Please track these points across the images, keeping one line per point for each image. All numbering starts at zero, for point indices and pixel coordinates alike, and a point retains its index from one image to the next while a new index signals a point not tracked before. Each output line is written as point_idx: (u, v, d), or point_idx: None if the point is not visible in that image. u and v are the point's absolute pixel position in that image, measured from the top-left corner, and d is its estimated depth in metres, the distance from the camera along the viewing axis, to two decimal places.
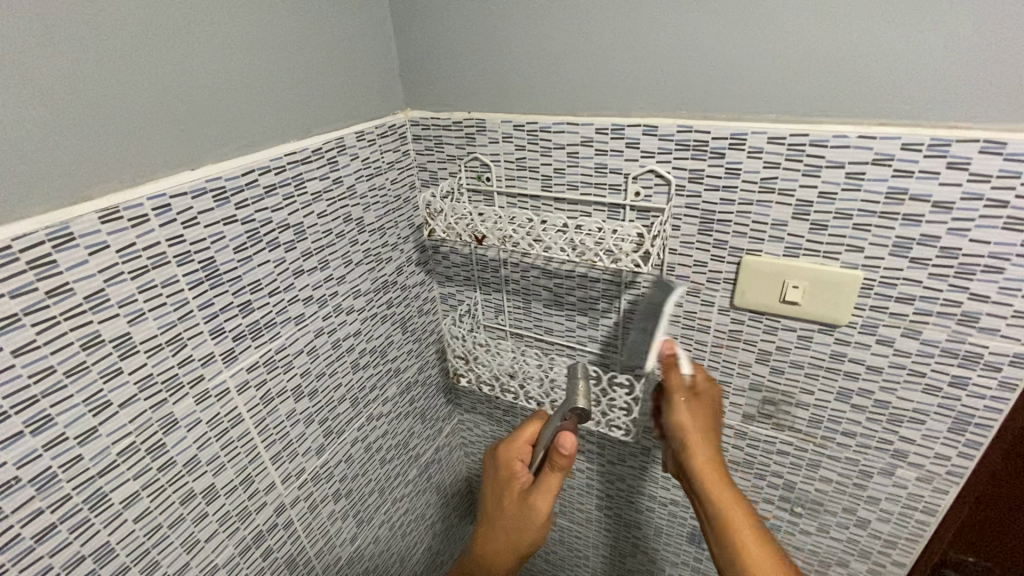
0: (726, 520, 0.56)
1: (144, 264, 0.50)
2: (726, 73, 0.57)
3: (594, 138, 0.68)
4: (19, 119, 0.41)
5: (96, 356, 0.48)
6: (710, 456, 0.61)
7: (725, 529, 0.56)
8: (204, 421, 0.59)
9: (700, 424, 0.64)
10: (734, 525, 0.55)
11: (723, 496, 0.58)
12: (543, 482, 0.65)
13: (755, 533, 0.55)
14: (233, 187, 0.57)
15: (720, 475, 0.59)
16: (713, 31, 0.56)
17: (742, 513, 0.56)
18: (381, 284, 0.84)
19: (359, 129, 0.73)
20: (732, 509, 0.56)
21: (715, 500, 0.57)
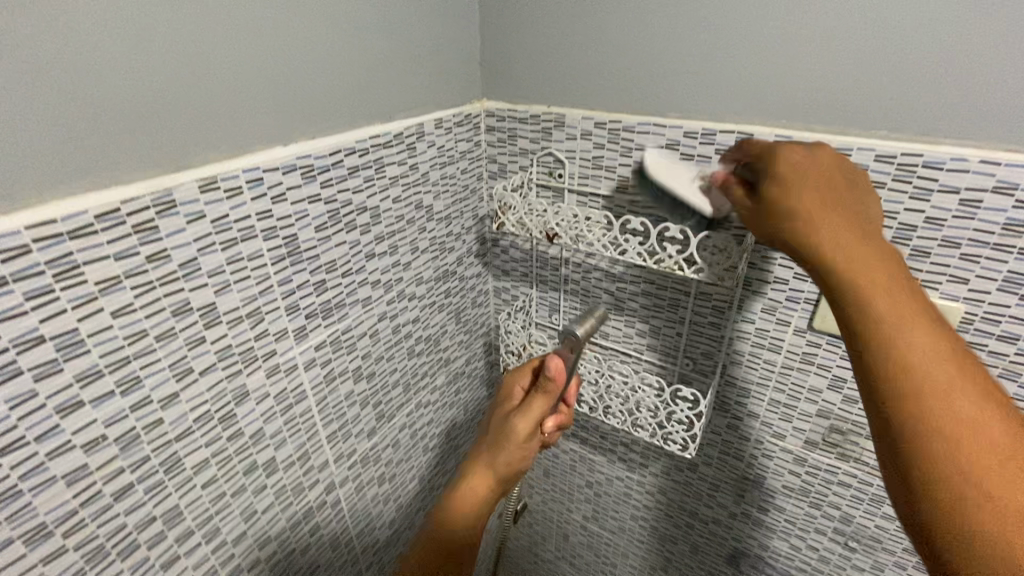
0: (909, 390, 0.34)
1: (235, 236, 0.51)
2: (838, 84, 0.54)
3: (681, 142, 0.65)
4: (140, 83, 0.41)
5: (184, 323, 0.48)
6: (900, 318, 0.36)
7: (907, 427, 0.34)
8: (272, 396, 0.59)
9: (812, 185, 0.42)
10: (907, 363, 0.34)
11: (912, 340, 0.35)
12: (528, 405, 0.62)
13: (961, 380, 0.33)
14: (320, 166, 0.57)
15: (903, 297, 0.36)
16: (828, 39, 0.53)
17: (945, 372, 0.34)
18: (441, 273, 0.83)
19: (438, 116, 0.72)
20: (925, 359, 0.34)
21: (909, 373, 0.34)
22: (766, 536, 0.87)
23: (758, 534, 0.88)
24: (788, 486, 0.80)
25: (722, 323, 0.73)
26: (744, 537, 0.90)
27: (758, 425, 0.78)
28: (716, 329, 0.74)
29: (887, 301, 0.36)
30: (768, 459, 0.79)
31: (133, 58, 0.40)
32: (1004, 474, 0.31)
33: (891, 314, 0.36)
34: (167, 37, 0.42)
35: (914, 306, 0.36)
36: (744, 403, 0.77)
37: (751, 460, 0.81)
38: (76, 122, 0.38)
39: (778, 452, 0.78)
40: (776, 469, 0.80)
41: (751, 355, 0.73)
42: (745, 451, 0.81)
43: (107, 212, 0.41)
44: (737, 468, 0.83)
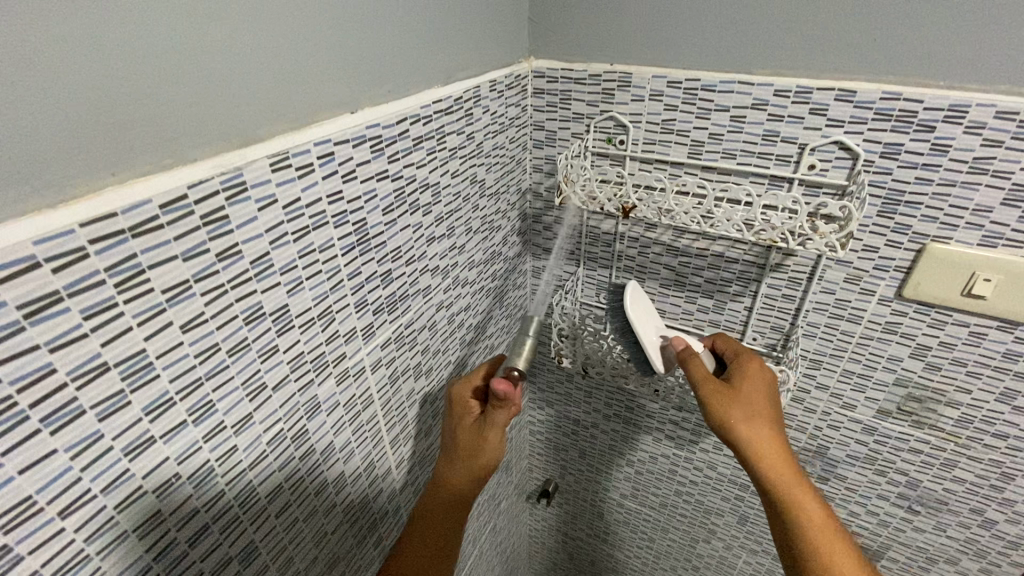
0: (787, 489, 0.56)
1: (306, 223, 0.42)
2: (974, 18, 0.49)
3: (770, 101, 0.60)
4: (212, 39, 0.33)
5: (257, 332, 0.40)
6: (749, 419, 0.60)
7: (793, 523, 0.55)
8: (342, 405, 0.52)
9: (774, 447, 0.58)
10: (753, 400, 0.61)
11: (792, 484, 0.56)
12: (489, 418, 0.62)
13: (829, 531, 0.54)
14: (388, 137, 0.49)
15: (788, 459, 0.58)
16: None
17: (789, 468, 0.57)
18: (489, 255, 0.76)
19: (492, 78, 0.63)
20: (813, 523, 0.54)
21: (767, 469, 0.57)
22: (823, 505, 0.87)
23: None
24: (852, 455, 0.79)
25: (796, 295, 0.70)
26: None
27: (825, 397, 0.76)
28: (789, 302, 0.71)
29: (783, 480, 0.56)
30: (834, 431, 0.78)
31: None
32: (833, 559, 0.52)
33: (754, 404, 0.61)
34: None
35: (765, 414, 0.61)
36: (814, 377, 0.75)
37: (813, 431, 0.80)
38: (142, 91, 0.30)
39: (847, 421, 0.76)
40: (841, 439, 0.78)
41: (827, 327, 0.70)
42: (808, 423, 0.79)
43: (172, 201, 0.32)
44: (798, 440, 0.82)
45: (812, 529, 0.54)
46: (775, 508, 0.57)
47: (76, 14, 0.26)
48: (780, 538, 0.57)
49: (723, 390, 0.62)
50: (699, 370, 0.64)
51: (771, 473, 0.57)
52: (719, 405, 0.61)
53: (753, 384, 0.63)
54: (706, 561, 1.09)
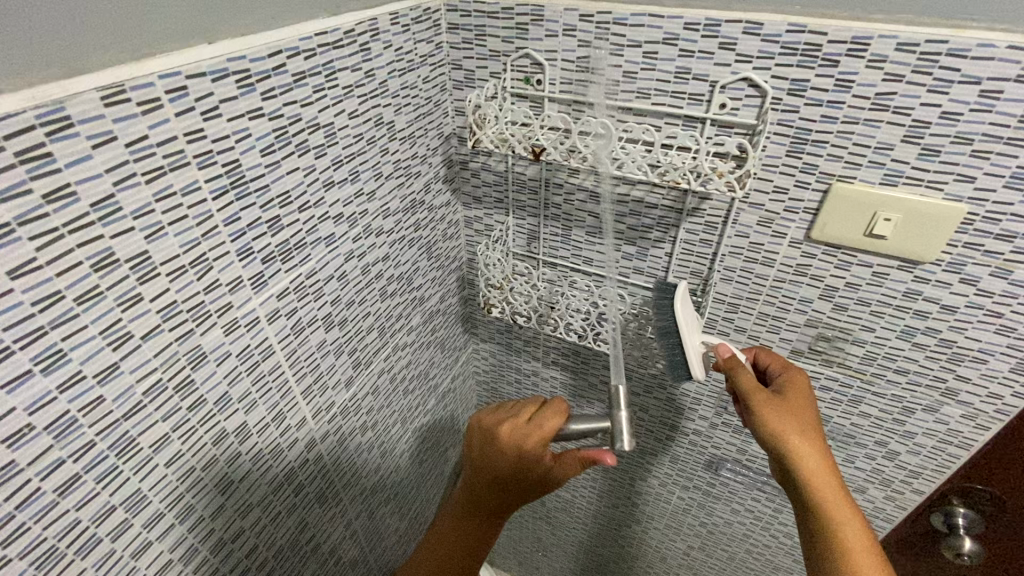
0: (824, 502, 0.56)
1: (160, 163, 0.40)
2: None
3: (680, 36, 0.58)
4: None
5: (111, 280, 0.39)
6: (801, 433, 0.59)
7: (824, 536, 0.55)
8: (235, 354, 0.51)
9: (824, 468, 0.58)
10: (801, 416, 0.61)
11: (834, 507, 0.56)
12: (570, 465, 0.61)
13: (866, 547, 0.53)
14: (259, 71, 0.46)
15: (835, 484, 0.57)
16: None
17: (832, 484, 0.57)
18: (409, 203, 0.74)
19: (393, 10, 0.59)
20: (852, 548, 0.53)
21: (813, 492, 0.57)
22: (746, 442, 0.91)
23: (737, 440, 0.91)
24: None
25: (713, 239, 0.70)
26: (723, 444, 0.94)
27: (744, 339, 0.78)
28: (706, 246, 0.71)
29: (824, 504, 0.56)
30: None
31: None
32: None
33: (801, 419, 0.61)
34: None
35: (814, 430, 0.60)
36: (732, 320, 0.77)
37: None
38: None
39: None
40: None
41: (743, 271, 0.71)
42: None
43: None
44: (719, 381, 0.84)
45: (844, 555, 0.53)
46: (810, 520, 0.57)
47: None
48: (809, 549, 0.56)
49: (769, 400, 0.62)
50: (749, 382, 0.63)
51: (815, 494, 0.57)
52: (769, 417, 0.61)
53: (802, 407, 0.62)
54: (644, 498, 1.15)
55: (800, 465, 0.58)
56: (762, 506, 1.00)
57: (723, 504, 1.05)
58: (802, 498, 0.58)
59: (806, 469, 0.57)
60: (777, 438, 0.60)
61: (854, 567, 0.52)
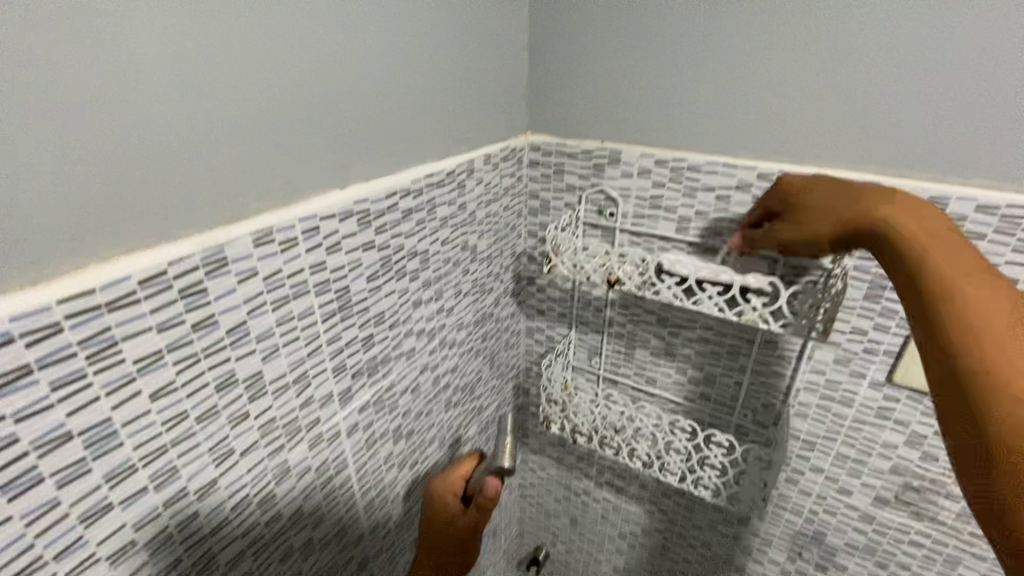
0: (991, 342, 0.33)
1: (286, 293, 0.44)
2: (949, 115, 0.50)
3: (753, 184, 0.62)
4: (210, 128, 0.36)
5: (228, 399, 0.41)
6: (926, 240, 0.41)
7: (978, 380, 0.32)
8: (314, 469, 0.52)
9: (998, 300, 0.35)
10: (955, 260, 0.38)
11: (992, 351, 0.32)
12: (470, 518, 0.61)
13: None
14: (377, 210, 0.51)
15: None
16: (922, 98, 0.51)
17: (1003, 314, 0.34)
18: (480, 316, 0.77)
19: (487, 152, 0.67)
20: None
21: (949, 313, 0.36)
22: None
23: None
24: (851, 543, 0.75)
25: (787, 373, 0.69)
26: None
27: (821, 480, 0.73)
28: (780, 380, 0.70)
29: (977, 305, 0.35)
30: (831, 516, 0.75)
31: (203, 96, 0.35)
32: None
33: (963, 263, 0.38)
34: (230, 63, 0.35)
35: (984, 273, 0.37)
36: (807, 458, 0.73)
37: (810, 515, 0.76)
38: (130, 180, 0.32)
39: (843, 507, 0.73)
40: (839, 525, 0.75)
41: (819, 409, 0.69)
42: (805, 506, 0.76)
43: (151, 276, 0.34)
44: (792, 523, 0.79)
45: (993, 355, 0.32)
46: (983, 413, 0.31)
47: (74, 114, 0.29)
48: (939, 375, 0.35)
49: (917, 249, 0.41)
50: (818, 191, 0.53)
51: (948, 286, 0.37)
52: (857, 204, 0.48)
53: (958, 253, 0.39)
54: None
55: (966, 325, 0.34)
56: None
57: None
58: (989, 373, 0.32)
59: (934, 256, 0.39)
60: (939, 286, 0.37)
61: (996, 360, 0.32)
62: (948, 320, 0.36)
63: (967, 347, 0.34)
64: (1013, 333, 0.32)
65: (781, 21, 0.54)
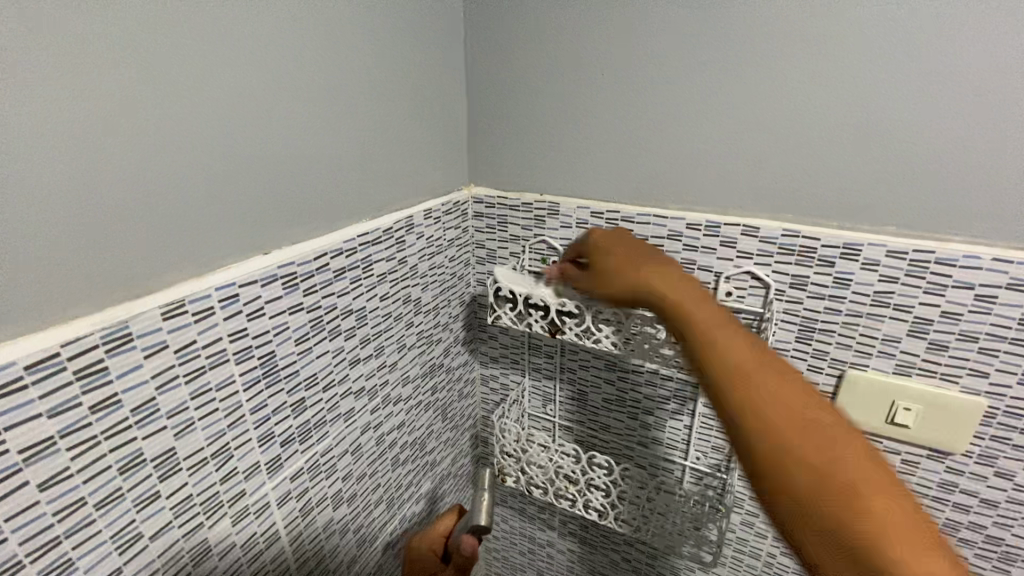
0: (791, 424, 0.33)
1: (201, 363, 0.43)
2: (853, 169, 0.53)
3: (684, 233, 0.63)
4: (115, 203, 0.35)
5: (134, 480, 0.40)
6: (707, 312, 0.43)
7: (790, 479, 0.32)
8: (239, 545, 0.50)
9: (792, 387, 0.36)
10: (726, 341, 0.39)
11: (794, 430, 0.33)
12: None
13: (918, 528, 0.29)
14: (304, 272, 0.51)
15: (808, 404, 0.35)
16: (830, 152, 0.54)
17: (811, 415, 0.34)
18: (428, 368, 0.76)
19: (427, 207, 0.67)
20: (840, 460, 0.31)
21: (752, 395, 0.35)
22: None
23: None
24: None
25: None
26: None
27: (775, 523, 0.73)
28: (726, 422, 0.70)
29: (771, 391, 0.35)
30: (788, 560, 0.74)
31: (107, 173, 0.34)
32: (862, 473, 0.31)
33: (732, 346, 0.39)
34: (139, 139, 0.36)
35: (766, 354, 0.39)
36: (759, 501, 0.73)
37: (767, 559, 0.76)
38: (16, 264, 0.31)
39: None
40: (796, 568, 0.74)
41: None
42: (762, 550, 0.75)
43: (41, 361, 0.33)
44: (752, 568, 0.77)
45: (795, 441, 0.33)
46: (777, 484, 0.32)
47: None
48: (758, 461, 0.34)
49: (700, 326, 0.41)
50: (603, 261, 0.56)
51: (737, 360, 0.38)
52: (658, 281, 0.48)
53: (729, 329, 0.41)
54: None
55: (768, 402, 0.35)
56: None
57: None
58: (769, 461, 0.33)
59: (720, 337, 0.40)
60: (731, 368, 0.37)
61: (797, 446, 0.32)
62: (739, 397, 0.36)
63: (763, 437, 0.34)
64: (823, 422, 0.33)
65: (697, 81, 0.57)
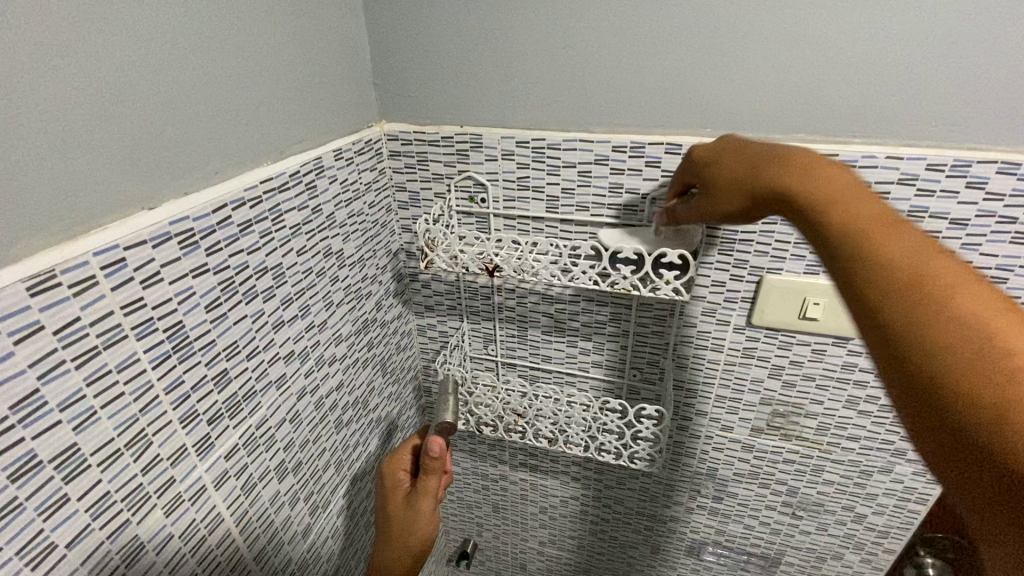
0: (888, 256, 0.30)
1: (93, 343, 0.36)
2: (764, 78, 0.55)
3: (610, 157, 0.63)
4: None
5: (30, 486, 0.34)
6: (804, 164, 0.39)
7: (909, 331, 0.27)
8: (177, 535, 0.45)
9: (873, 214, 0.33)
10: (854, 210, 0.33)
11: (910, 267, 0.28)
12: (421, 486, 0.61)
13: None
14: (203, 228, 0.44)
15: (894, 233, 0.31)
16: (746, 63, 0.54)
17: (903, 242, 0.30)
18: (361, 324, 0.72)
19: (336, 146, 0.61)
20: (943, 289, 0.27)
21: (865, 233, 0.31)
22: (722, 522, 0.90)
23: (714, 522, 0.91)
24: (738, 472, 0.83)
25: (665, 330, 0.73)
26: (701, 528, 0.92)
27: (708, 423, 0.80)
28: (660, 338, 0.74)
29: (881, 231, 0.31)
30: (720, 453, 0.82)
31: None
32: (964, 308, 0.26)
33: (865, 214, 0.33)
34: None
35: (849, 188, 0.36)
36: (693, 404, 0.78)
37: (702, 455, 0.83)
38: None
39: (728, 442, 0.80)
40: (726, 459, 0.82)
41: (696, 359, 0.74)
42: (697, 448, 0.83)
43: None
44: (690, 465, 0.85)
45: (909, 293, 0.27)
46: (902, 363, 0.27)
47: None
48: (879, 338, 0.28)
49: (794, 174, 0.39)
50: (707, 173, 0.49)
51: (826, 205, 0.35)
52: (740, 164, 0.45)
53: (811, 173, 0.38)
54: None
55: (868, 245, 0.31)
56: None
57: None
58: (902, 334, 0.27)
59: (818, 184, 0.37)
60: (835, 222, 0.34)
61: (918, 278, 0.28)
62: (842, 257, 0.32)
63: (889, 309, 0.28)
64: (917, 246, 0.29)
65: None
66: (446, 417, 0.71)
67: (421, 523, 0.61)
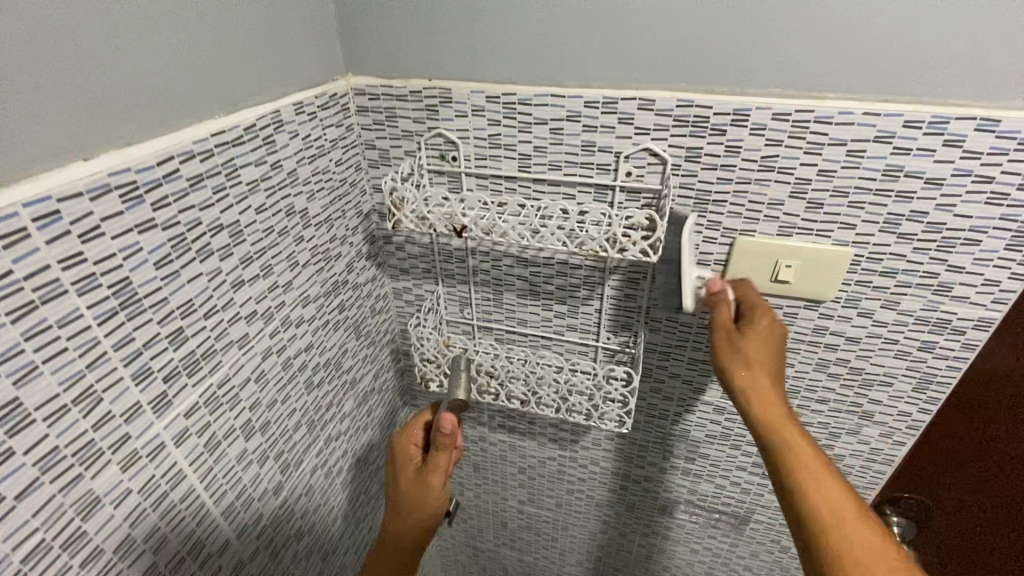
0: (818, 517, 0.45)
1: (29, 298, 0.35)
2: (740, 29, 0.52)
3: (582, 112, 0.61)
4: None
5: None
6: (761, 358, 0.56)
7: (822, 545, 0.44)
8: (137, 491, 0.46)
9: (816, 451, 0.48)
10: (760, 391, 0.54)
11: (825, 517, 0.44)
12: (433, 461, 0.62)
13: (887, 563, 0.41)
14: (147, 182, 0.43)
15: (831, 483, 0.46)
16: (722, 12, 0.52)
17: (832, 486, 0.46)
18: (331, 286, 0.71)
19: (297, 100, 0.59)
20: (825, 504, 0.45)
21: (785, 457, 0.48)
22: (694, 482, 0.92)
23: (687, 482, 0.93)
24: (710, 434, 0.84)
25: (638, 293, 0.72)
26: (674, 487, 0.95)
27: (680, 386, 0.80)
28: (633, 301, 0.73)
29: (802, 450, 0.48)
30: (692, 415, 0.83)
31: None
32: (846, 543, 0.43)
33: (763, 395, 0.53)
34: None
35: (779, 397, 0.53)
36: (666, 367, 0.78)
37: (675, 417, 0.84)
38: None
39: (700, 404, 0.81)
40: (698, 421, 0.83)
41: (669, 321, 0.74)
42: (669, 410, 0.83)
43: None
44: (663, 427, 0.86)
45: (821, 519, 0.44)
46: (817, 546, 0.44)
47: None
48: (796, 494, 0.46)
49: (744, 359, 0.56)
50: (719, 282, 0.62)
51: (765, 418, 0.52)
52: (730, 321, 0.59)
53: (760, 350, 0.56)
54: (606, 549, 1.13)
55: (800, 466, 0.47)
56: (717, 542, 1.01)
57: (682, 546, 1.05)
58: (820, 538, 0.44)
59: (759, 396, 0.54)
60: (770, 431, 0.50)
61: (820, 495, 0.45)
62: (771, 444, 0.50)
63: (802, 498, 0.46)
64: (843, 498, 0.45)
65: None
66: (459, 393, 0.74)
67: (431, 496, 0.62)
